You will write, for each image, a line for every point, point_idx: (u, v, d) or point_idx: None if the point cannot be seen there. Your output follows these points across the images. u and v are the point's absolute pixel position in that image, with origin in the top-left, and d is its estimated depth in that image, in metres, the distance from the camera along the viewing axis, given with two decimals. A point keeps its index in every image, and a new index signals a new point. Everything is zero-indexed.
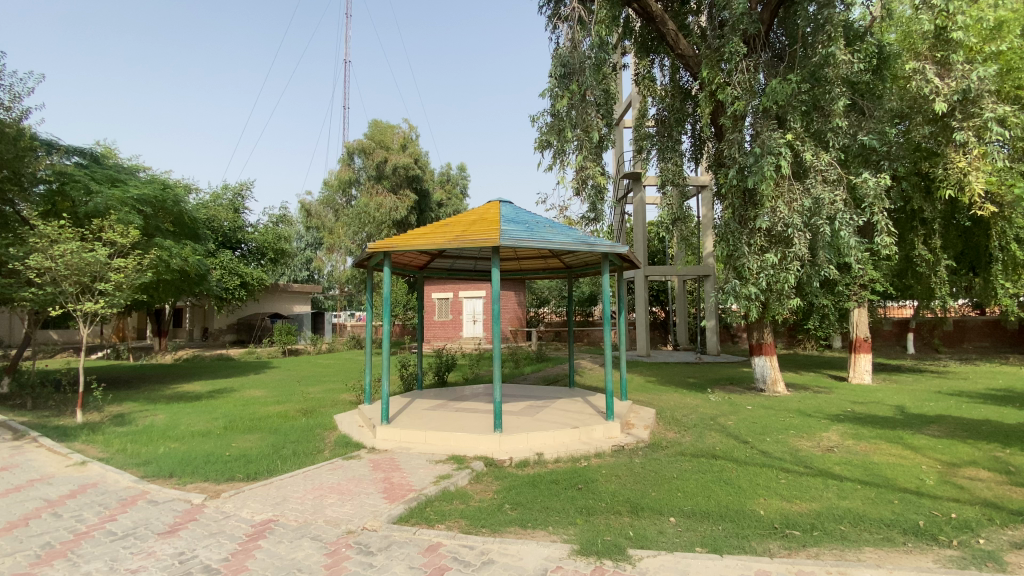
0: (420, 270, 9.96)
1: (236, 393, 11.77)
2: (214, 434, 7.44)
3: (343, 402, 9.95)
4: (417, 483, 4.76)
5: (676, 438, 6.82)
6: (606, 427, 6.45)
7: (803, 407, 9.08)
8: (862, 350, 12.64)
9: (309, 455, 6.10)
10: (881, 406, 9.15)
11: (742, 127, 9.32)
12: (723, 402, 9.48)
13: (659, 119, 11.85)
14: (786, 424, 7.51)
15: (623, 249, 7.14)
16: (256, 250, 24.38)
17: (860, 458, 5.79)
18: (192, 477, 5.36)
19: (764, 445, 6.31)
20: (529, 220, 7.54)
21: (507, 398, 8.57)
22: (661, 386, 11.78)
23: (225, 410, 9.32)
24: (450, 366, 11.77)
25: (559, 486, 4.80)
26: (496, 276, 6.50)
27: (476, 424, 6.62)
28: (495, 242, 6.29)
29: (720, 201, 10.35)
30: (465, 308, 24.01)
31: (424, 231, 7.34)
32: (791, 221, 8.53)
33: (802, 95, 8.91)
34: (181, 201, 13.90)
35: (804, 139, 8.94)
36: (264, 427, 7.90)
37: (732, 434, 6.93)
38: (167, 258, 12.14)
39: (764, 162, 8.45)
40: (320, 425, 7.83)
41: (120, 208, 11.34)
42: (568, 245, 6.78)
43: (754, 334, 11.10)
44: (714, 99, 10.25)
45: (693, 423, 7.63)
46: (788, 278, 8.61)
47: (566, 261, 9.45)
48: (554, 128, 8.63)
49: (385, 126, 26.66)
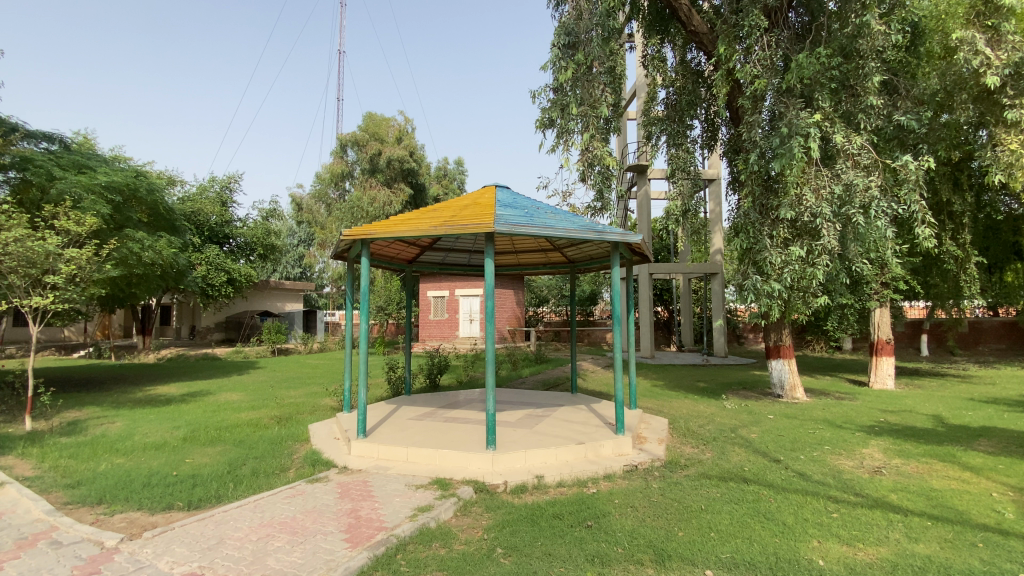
0: (409, 264, 9.00)
1: (210, 396, 10.90)
2: (171, 447, 6.58)
3: (324, 408, 9.09)
4: (391, 518, 3.89)
5: (696, 455, 5.97)
6: (615, 443, 5.59)
7: (830, 416, 8.21)
8: (884, 353, 11.82)
9: (270, 475, 5.24)
10: (916, 416, 8.29)
11: (761, 108, 8.43)
12: (740, 410, 8.65)
13: (669, 104, 10.94)
14: (818, 438, 6.65)
15: (637, 238, 6.22)
16: (245, 245, 23.43)
17: (917, 484, 4.93)
18: (123, 507, 4.50)
19: (800, 464, 5.45)
20: (528, 206, 6.63)
21: (504, 406, 7.72)
22: (669, 391, 10.92)
23: (191, 418, 8.43)
24: (442, 368, 10.90)
25: (564, 521, 3.92)
26: (490, 267, 5.57)
27: (466, 437, 5.73)
28: (490, 227, 5.41)
29: (738, 189, 9.38)
30: (462, 307, 23.16)
31: (408, 216, 6.43)
32: (820, 211, 7.66)
33: (832, 71, 8.01)
34: (156, 189, 13.04)
35: (833, 120, 8.04)
36: (229, 438, 7.02)
37: (758, 450, 6.06)
38: (137, 250, 11.24)
39: (792, 144, 7.48)
40: (291, 437, 6.97)
41: (86, 195, 10.50)
42: (573, 232, 5.89)
43: (771, 335, 10.23)
44: (731, 78, 9.32)
45: (713, 436, 6.78)
46: (816, 274, 7.72)
47: (568, 254, 8.67)
48: (558, 104, 7.67)
49: (380, 119, 25.75)
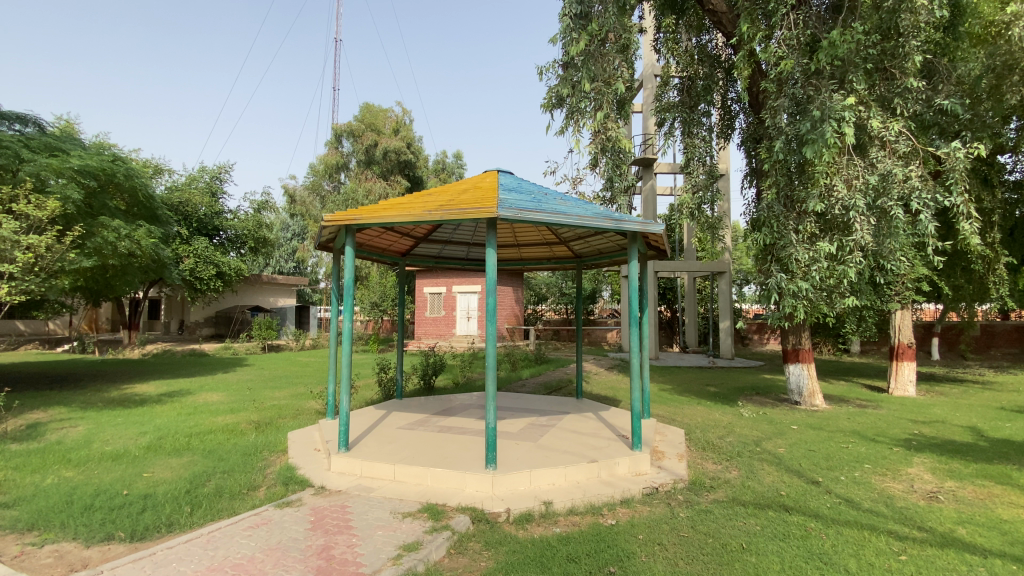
0: (403, 257, 8.29)
1: (188, 397, 10.18)
2: (131, 457, 5.88)
3: (308, 412, 8.38)
4: (369, 559, 3.21)
5: (721, 474, 5.30)
6: (632, 461, 4.92)
7: (859, 428, 7.54)
8: (904, 358, 11.15)
9: (237, 496, 4.55)
10: (951, 429, 7.63)
11: (786, 91, 7.70)
12: (759, 419, 7.97)
13: (682, 89, 10.24)
14: (853, 453, 5.98)
15: (657, 228, 5.50)
16: (236, 238, 22.66)
17: (983, 514, 4.27)
18: (56, 536, 3.82)
19: (844, 487, 4.80)
20: (535, 191, 5.93)
21: (504, 413, 7.03)
22: (680, 396, 10.23)
23: (161, 422, 7.71)
24: (437, 369, 10.18)
25: (581, 566, 3.23)
26: (491, 259, 4.85)
27: (461, 452, 5.01)
28: (493, 211, 4.72)
29: (759, 181, 8.65)
30: (459, 304, 22.45)
31: (399, 200, 5.69)
32: (853, 203, 6.95)
33: (868, 51, 7.33)
34: (135, 175, 12.24)
35: (868, 104, 7.39)
36: (198, 447, 6.32)
37: (791, 469, 5.38)
38: (113, 239, 10.56)
39: (826, 128, 6.74)
40: (268, 446, 6.27)
41: (58, 181, 9.78)
42: (587, 219, 5.20)
43: (789, 338, 9.55)
44: (753, 60, 8.61)
45: (736, 451, 6.12)
46: (848, 273, 7.02)
47: (575, 248, 8.02)
48: (567, 80, 6.95)
49: (377, 110, 25.10)
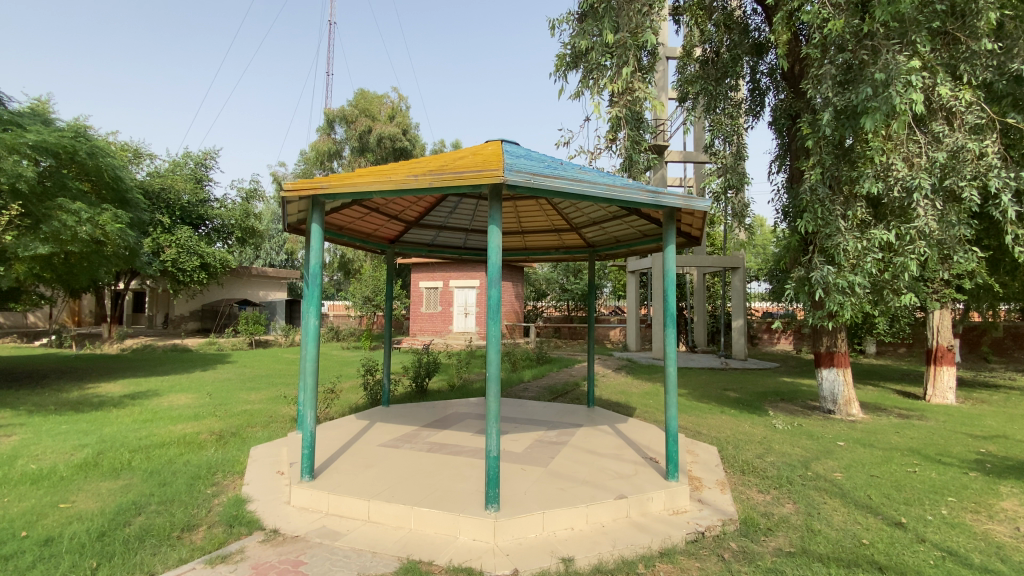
0: (391, 243, 7.22)
1: (152, 399, 9.13)
2: (58, 477, 4.87)
3: (282, 420, 7.33)
4: None
5: (775, 509, 4.31)
6: (669, 496, 3.93)
7: (914, 444, 6.54)
8: (944, 362, 10.18)
9: (166, 541, 3.52)
10: (1018, 445, 6.65)
11: (833, 57, 6.59)
12: (797, 433, 6.98)
13: (709, 60, 9.26)
14: (927, 481, 4.97)
15: (701, 204, 4.47)
16: (222, 227, 21.49)
17: None
18: None
19: (938, 533, 3.80)
20: (547, 160, 4.91)
21: (507, 426, 6.02)
22: (699, 403, 9.23)
23: (109, 431, 6.67)
24: (431, 371, 9.15)
25: None
26: (495, 237, 3.81)
27: (456, 484, 3.98)
28: (498, 175, 3.69)
29: (800, 160, 7.58)
30: (456, 299, 21.41)
31: (379, 168, 4.61)
32: (917, 183, 5.94)
33: (935, 8, 6.25)
34: (100, 154, 11.14)
35: (934, 69, 6.35)
36: (141, 465, 5.28)
37: (860, 503, 4.39)
38: (72, 222, 9.46)
39: (891, 95, 5.65)
40: (225, 465, 5.25)
41: (5, 155, 8.71)
42: (617, 190, 4.19)
43: (822, 339, 8.56)
44: (793, 23, 7.50)
45: (784, 475, 5.11)
46: (910, 265, 6.00)
47: (587, 233, 6.96)
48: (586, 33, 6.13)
49: (372, 96, 23.98)
